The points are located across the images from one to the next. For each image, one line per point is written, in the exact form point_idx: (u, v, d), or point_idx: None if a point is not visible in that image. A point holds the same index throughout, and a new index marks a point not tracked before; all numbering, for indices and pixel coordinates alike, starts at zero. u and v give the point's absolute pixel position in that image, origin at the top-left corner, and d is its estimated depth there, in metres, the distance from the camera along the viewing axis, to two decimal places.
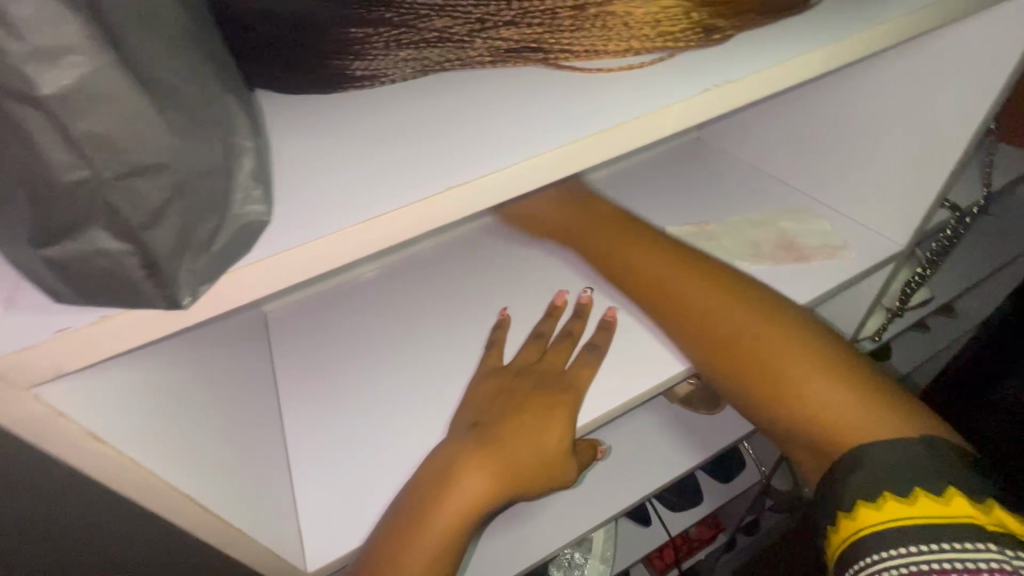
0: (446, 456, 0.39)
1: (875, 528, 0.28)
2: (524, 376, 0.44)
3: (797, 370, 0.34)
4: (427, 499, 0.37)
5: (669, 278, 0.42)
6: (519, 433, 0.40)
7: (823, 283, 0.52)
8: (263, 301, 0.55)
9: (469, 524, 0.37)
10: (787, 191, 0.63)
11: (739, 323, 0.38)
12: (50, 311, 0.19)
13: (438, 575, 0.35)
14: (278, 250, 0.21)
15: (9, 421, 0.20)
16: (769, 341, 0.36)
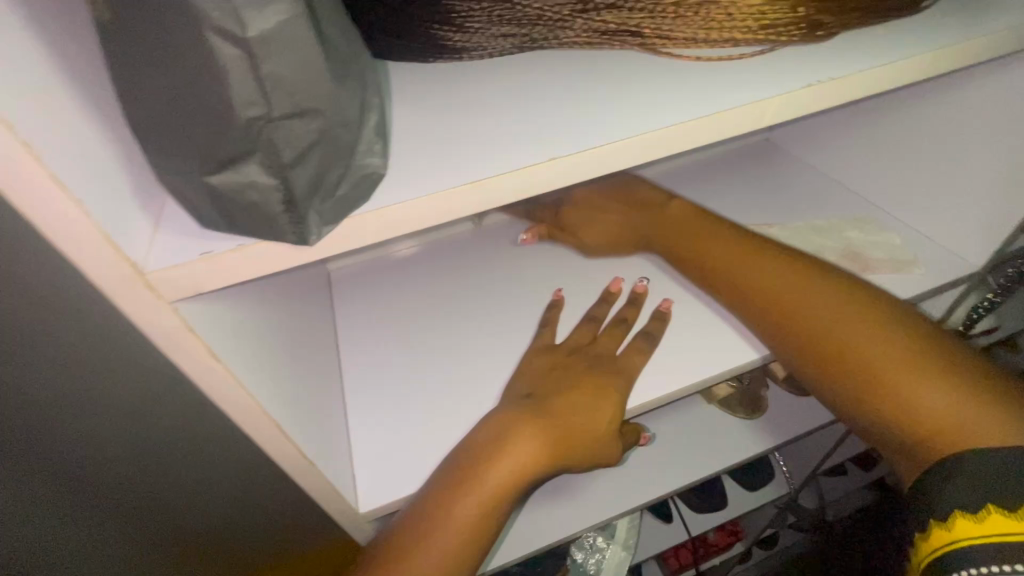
0: (500, 421, 0.40)
1: (975, 540, 0.30)
2: (579, 356, 0.45)
3: (887, 369, 0.35)
4: (479, 458, 0.39)
5: (754, 270, 0.42)
6: (571, 409, 0.41)
7: (889, 296, 0.51)
8: (331, 259, 0.58)
9: (518, 485, 0.39)
10: (857, 201, 0.61)
11: (823, 320, 0.38)
12: (201, 236, 0.21)
13: (485, 527, 0.38)
14: (391, 200, 0.23)
15: (147, 330, 0.22)
16: (863, 339, 0.36)
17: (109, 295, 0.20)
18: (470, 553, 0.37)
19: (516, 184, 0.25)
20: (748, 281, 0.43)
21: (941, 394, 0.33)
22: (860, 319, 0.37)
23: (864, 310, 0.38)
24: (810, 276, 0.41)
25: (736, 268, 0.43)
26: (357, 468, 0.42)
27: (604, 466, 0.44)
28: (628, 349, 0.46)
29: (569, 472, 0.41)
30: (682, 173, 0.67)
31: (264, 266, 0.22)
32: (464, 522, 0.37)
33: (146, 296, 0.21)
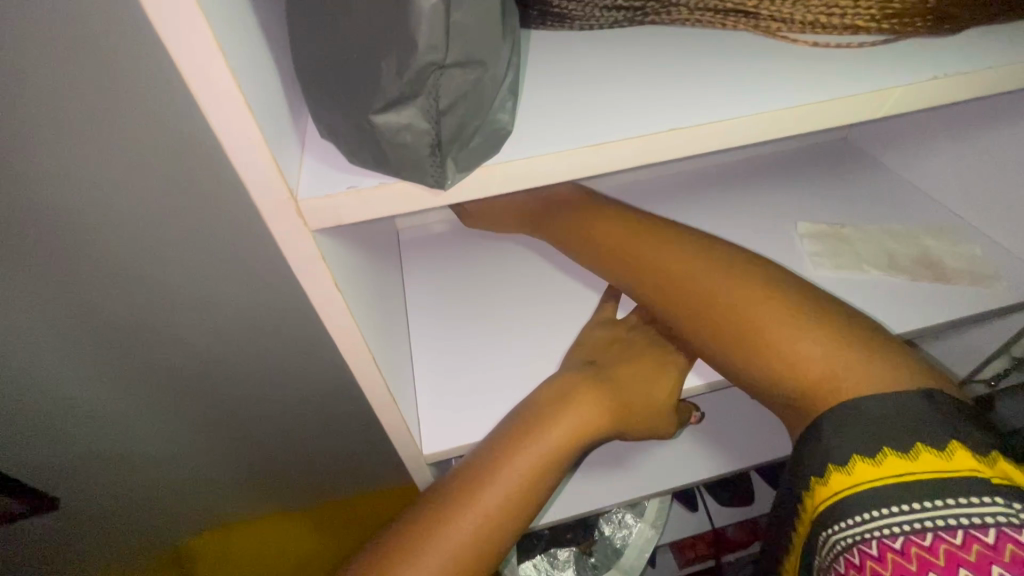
0: (562, 385, 0.42)
1: (872, 484, 0.28)
2: (644, 331, 0.47)
3: (770, 324, 0.33)
4: (537, 418, 0.40)
5: (636, 245, 0.41)
6: (632, 380, 0.43)
7: (964, 307, 0.50)
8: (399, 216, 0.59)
9: (576, 445, 0.41)
10: (937, 208, 0.59)
11: (711, 280, 0.36)
12: (348, 171, 0.23)
13: (546, 483, 0.40)
14: (521, 155, 0.24)
15: (288, 253, 0.24)
16: (743, 301, 0.35)
17: (264, 215, 0.23)
18: (526, 505, 0.39)
19: (635, 151, 0.25)
20: (637, 253, 0.40)
21: (817, 345, 0.32)
22: (740, 282, 0.36)
23: (748, 273, 0.37)
24: (697, 245, 0.40)
25: (620, 247, 0.41)
26: (422, 414, 0.44)
27: (659, 438, 0.45)
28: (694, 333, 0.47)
29: (623, 438, 0.43)
30: (751, 165, 0.66)
31: (397, 207, 0.24)
32: (516, 474, 0.38)
33: (295, 221, 0.23)
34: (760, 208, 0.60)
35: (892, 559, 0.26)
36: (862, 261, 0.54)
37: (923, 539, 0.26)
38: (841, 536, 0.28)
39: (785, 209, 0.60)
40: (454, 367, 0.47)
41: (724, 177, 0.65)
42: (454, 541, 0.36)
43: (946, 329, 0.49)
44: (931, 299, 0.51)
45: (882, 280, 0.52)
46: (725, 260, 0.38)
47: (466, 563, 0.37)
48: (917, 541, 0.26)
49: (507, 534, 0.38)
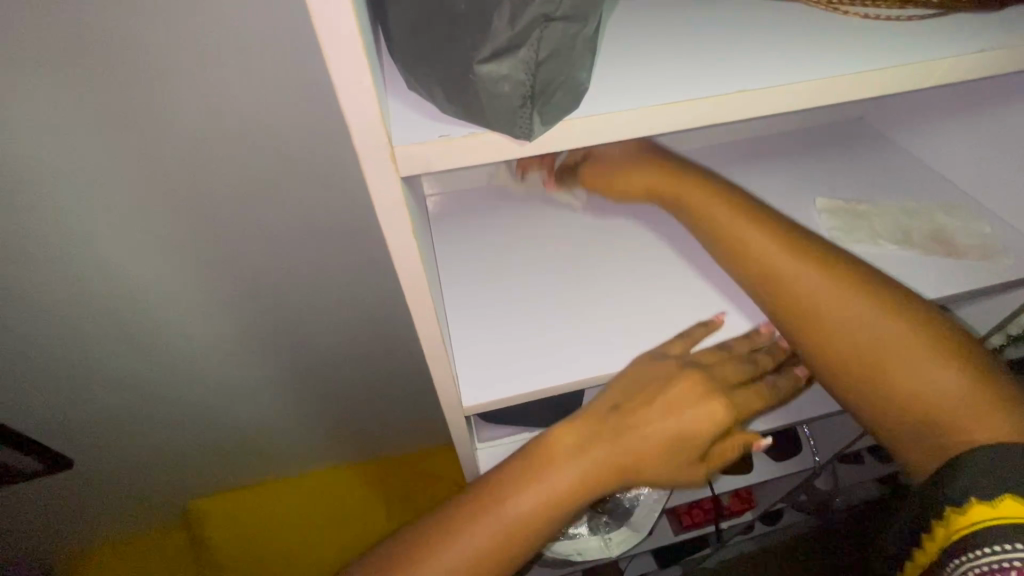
0: (579, 432, 0.42)
1: (1018, 519, 0.34)
2: (689, 377, 0.43)
3: (924, 377, 0.37)
4: (545, 461, 0.41)
5: (792, 273, 0.39)
6: (645, 459, 0.41)
7: (971, 279, 0.52)
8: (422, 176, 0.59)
9: (581, 496, 0.41)
10: (948, 186, 0.62)
11: (871, 323, 0.38)
12: (440, 121, 0.24)
13: (547, 526, 0.40)
14: (600, 111, 0.25)
15: (376, 198, 0.25)
16: (885, 339, 0.38)
17: (360, 161, 0.24)
18: (506, 569, 0.41)
19: (702, 112, 0.27)
20: (795, 283, 0.39)
21: (965, 396, 0.36)
22: (902, 329, 0.38)
23: (905, 317, 0.38)
24: (854, 277, 0.39)
25: (774, 273, 0.40)
26: (460, 371, 0.44)
27: (668, 488, 0.46)
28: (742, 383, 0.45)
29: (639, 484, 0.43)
30: (767, 141, 0.68)
31: (481, 156, 0.25)
32: (501, 534, 0.40)
33: (389, 168, 0.24)
34: (776, 182, 0.62)
35: None
36: (876, 234, 0.56)
37: None
38: (983, 561, 0.35)
39: (801, 184, 0.62)
40: (489, 325, 0.47)
41: (740, 152, 0.67)
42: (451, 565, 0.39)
43: (957, 299, 0.52)
44: (938, 272, 0.53)
45: (895, 253, 0.55)
46: (884, 300, 0.39)
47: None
48: None
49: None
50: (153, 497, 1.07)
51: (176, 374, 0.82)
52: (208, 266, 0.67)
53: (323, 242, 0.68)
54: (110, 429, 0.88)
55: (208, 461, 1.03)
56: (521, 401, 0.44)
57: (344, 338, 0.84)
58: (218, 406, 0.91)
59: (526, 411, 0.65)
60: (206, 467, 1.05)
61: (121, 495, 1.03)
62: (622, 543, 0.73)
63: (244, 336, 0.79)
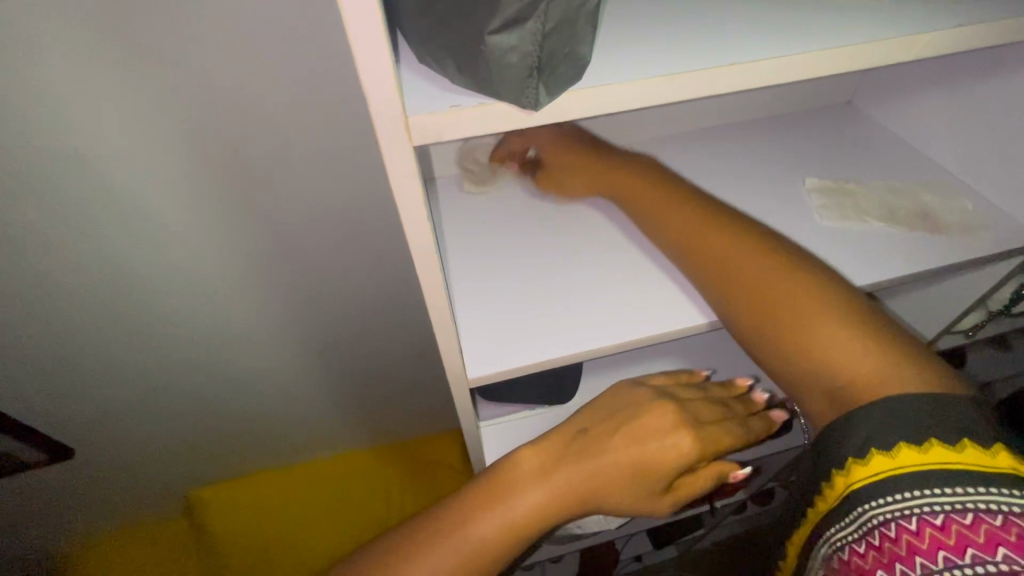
0: (554, 449, 0.44)
1: (917, 466, 0.33)
2: (660, 411, 0.44)
3: (841, 347, 0.37)
4: (519, 476, 0.43)
5: (729, 254, 0.41)
6: (605, 491, 0.42)
7: (952, 254, 0.55)
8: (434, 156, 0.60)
9: (546, 512, 0.42)
10: (931, 166, 0.64)
11: (797, 298, 0.39)
12: (451, 91, 0.26)
13: (510, 540, 0.42)
14: (603, 81, 0.27)
15: (390, 166, 0.27)
16: (850, 353, 0.36)
17: (376, 130, 0.25)
18: None
19: (697, 83, 0.29)
20: (729, 263, 0.41)
21: (878, 365, 0.36)
22: (823, 303, 0.38)
23: (831, 297, 0.39)
24: (786, 260, 0.41)
25: (713, 255, 0.42)
26: (466, 345, 0.47)
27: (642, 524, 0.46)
28: (712, 420, 0.46)
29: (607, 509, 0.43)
30: (757, 124, 0.69)
31: (490, 125, 0.26)
32: (464, 554, 0.41)
33: (402, 138, 0.26)
34: (767, 164, 0.64)
35: (932, 532, 0.32)
36: (863, 212, 0.58)
37: (964, 517, 0.31)
38: (881, 511, 0.33)
39: (790, 165, 0.64)
40: (492, 305, 0.50)
41: (732, 135, 0.68)
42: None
43: (939, 272, 0.54)
44: (921, 247, 0.55)
45: (880, 229, 0.57)
46: (811, 280, 0.40)
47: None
48: (958, 519, 0.31)
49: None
50: (155, 485, 1.08)
51: (177, 361, 0.83)
52: (209, 252, 0.68)
53: (323, 227, 0.69)
54: (111, 417, 0.89)
55: (209, 449, 1.04)
56: (521, 373, 0.47)
57: (344, 323, 0.85)
58: (219, 393, 0.92)
59: (525, 388, 0.67)
60: (207, 455, 1.06)
61: (123, 484, 1.04)
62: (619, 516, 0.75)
63: (244, 322, 0.80)
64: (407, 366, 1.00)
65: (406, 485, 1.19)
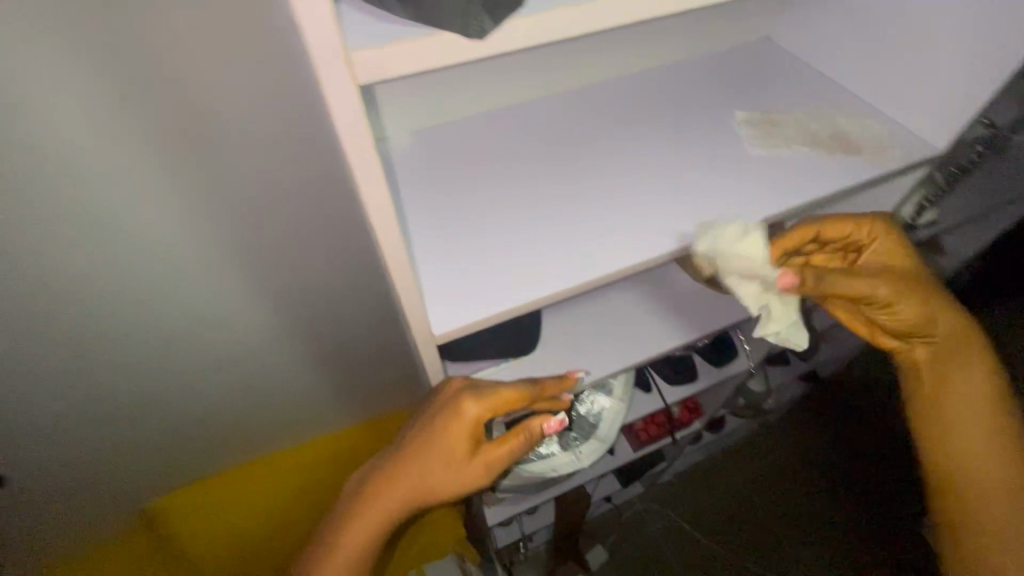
0: (391, 451, 0.59)
1: None
2: (451, 393, 0.57)
3: (990, 472, 0.59)
4: (370, 481, 0.59)
5: (922, 327, 0.58)
6: (426, 463, 0.56)
7: (868, 171, 0.59)
8: (386, 109, 0.58)
9: (387, 495, 0.57)
10: (844, 92, 0.68)
11: (965, 389, 0.59)
12: (395, 22, 0.25)
13: (371, 524, 0.58)
14: (548, 6, 0.26)
15: (337, 110, 0.26)
16: (992, 478, 0.59)
17: (319, 73, 0.24)
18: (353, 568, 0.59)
19: (633, 5, 0.28)
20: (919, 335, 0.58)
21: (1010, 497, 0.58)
22: (966, 389, 0.59)
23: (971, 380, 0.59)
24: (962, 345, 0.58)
25: (910, 326, 0.58)
26: (429, 305, 0.48)
27: (476, 488, 0.58)
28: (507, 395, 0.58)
29: (428, 481, 0.56)
30: (688, 65, 0.71)
31: (437, 61, 0.26)
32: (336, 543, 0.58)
33: (347, 81, 0.25)
34: (700, 103, 0.66)
35: None
36: (788, 139, 0.62)
37: None
38: None
39: (721, 102, 0.66)
40: (449, 263, 0.51)
41: (670, 78, 0.70)
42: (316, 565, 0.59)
43: (856, 189, 0.58)
44: (840, 167, 0.60)
45: (804, 154, 0.61)
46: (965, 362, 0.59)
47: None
48: None
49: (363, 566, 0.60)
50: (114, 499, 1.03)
51: (117, 369, 0.77)
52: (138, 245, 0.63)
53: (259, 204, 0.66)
54: (51, 440, 0.83)
55: (168, 452, 1.00)
56: (486, 327, 0.48)
57: (294, 305, 0.82)
58: (170, 394, 0.87)
59: (487, 344, 0.69)
60: (166, 460, 1.02)
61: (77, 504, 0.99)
62: (590, 455, 0.79)
63: (188, 318, 0.75)
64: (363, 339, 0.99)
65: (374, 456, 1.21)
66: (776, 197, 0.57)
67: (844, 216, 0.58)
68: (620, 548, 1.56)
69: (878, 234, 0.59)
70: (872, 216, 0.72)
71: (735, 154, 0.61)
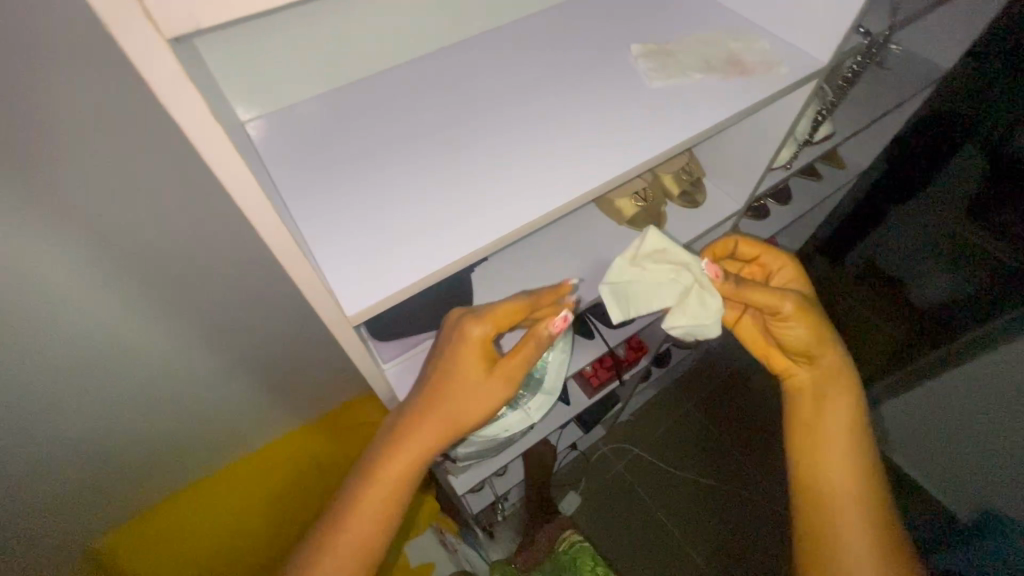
0: (413, 386, 0.56)
1: None
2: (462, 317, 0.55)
3: (845, 537, 0.59)
4: (398, 418, 0.55)
5: (820, 365, 0.63)
6: (451, 386, 0.53)
7: (760, 89, 0.61)
8: (230, 95, 0.53)
9: (414, 426, 0.53)
10: (732, 14, 0.69)
11: (841, 443, 0.62)
12: None
13: (401, 464, 0.53)
14: None
15: (154, 75, 0.24)
16: (853, 533, 0.59)
17: (114, 24, 0.22)
18: (393, 512, 0.55)
19: None
20: (816, 370, 0.64)
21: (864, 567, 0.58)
22: (846, 443, 0.62)
23: (856, 433, 0.62)
24: (849, 399, 0.63)
25: (804, 355, 0.63)
26: (336, 286, 0.45)
27: (505, 405, 0.55)
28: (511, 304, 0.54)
29: (453, 403, 0.53)
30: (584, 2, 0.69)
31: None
32: (369, 487, 0.54)
33: (137, 16, 0.22)
34: (599, 40, 0.65)
35: None
36: (684, 66, 0.62)
37: None
38: None
39: (619, 36, 0.66)
40: (352, 237, 0.48)
41: (569, 16, 0.68)
42: (350, 518, 0.54)
43: (752, 109, 0.60)
44: (735, 89, 0.61)
45: (699, 80, 0.61)
46: (852, 415, 0.62)
47: (359, 560, 0.55)
48: None
49: (389, 529, 0.56)
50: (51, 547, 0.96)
51: (15, 402, 0.71)
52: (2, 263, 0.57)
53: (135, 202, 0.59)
54: None
55: (103, 478, 0.95)
56: (405, 297, 0.46)
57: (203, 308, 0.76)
58: (86, 416, 0.82)
59: (417, 317, 0.67)
60: (102, 488, 0.97)
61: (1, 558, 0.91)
62: (540, 406, 0.79)
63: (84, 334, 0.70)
64: (289, 324, 0.96)
65: (336, 453, 1.23)
66: (676, 126, 0.57)
67: (760, 241, 0.68)
68: (593, 492, 1.62)
69: (782, 262, 0.68)
70: (771, 135, 0.74)
71: (637, 89, 0.60)
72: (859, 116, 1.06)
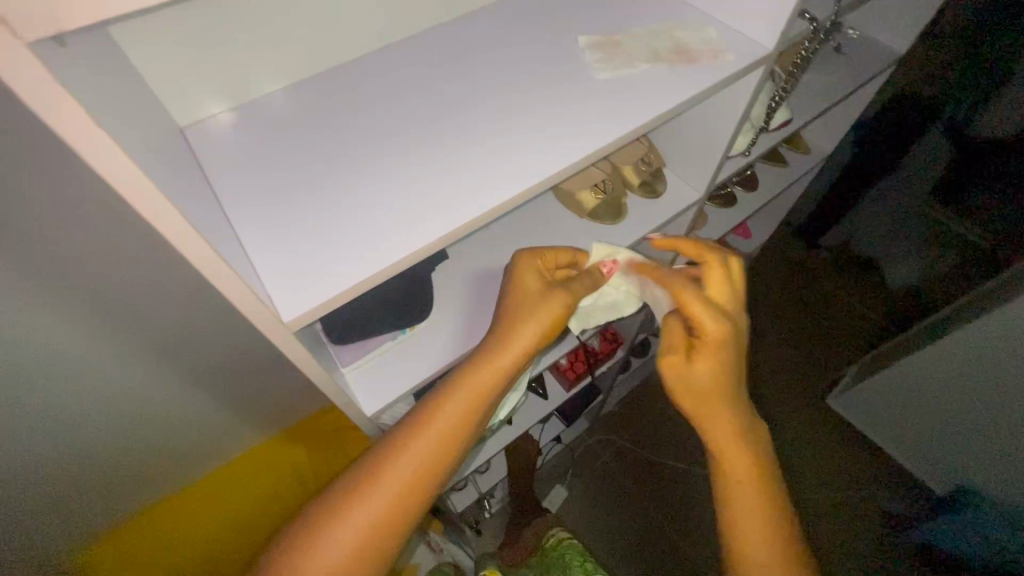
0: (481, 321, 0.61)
1: None
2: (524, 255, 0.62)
3: None
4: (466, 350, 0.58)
5: (710, 415, 0.57)
6: (517, 307, 0.58)
7: (706, 77, 0.61)
8: (166, 103, 0.51)
9: (487, 346, 0.56)
10: (678, 4, 0.68)
11: (744, 495, 0.56)
12: None
13: (470, 384, 0.54)
14: None
15: (22, 83, 0.23)
16: None
17: None
18: (458, 438, 0.54)
19: None
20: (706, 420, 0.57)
21: None
22: (749, 496, 0.56)
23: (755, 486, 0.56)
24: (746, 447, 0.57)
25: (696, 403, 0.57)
26: (274, 296, 0.44)
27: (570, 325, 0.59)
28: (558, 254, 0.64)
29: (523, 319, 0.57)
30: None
31: None
32: (433, 411, 0.53)
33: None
34: (544, 35, 0.64)
35: None
36: (631, 58, 0.61)
37: None
38: None
39: (564, 31, 0.65)
40: (291, 242, 0.47)
41: (513, 13, 0.67)
42: (410, 445, 0.52)
43: (700, 98, 0.60)
44: (681, 78, 0.60)
45: (645, 71, 0.61)
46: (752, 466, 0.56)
47: (410, 494, 0.52)
48: None
49: (447, 463, 0.53)
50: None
51: None
52: None
53: (82, 225, 0.57)
54: None
55: (68, 505, 0.92)
56: (346, 301, 0.45)
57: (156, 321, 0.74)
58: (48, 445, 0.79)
59: (373, 320, 0.66)
60: (68, 514, 0.94)
61: None
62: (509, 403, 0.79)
63: (41, 363, 0.67)
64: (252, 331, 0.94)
65: (313, 459, 1.21)
66: (622, 117, 0.57)
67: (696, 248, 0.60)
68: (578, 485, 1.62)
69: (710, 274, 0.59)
70: (725, 123, 0.75)
71: (582, 83, 0.60)
72: (816, 102, 1.07)
